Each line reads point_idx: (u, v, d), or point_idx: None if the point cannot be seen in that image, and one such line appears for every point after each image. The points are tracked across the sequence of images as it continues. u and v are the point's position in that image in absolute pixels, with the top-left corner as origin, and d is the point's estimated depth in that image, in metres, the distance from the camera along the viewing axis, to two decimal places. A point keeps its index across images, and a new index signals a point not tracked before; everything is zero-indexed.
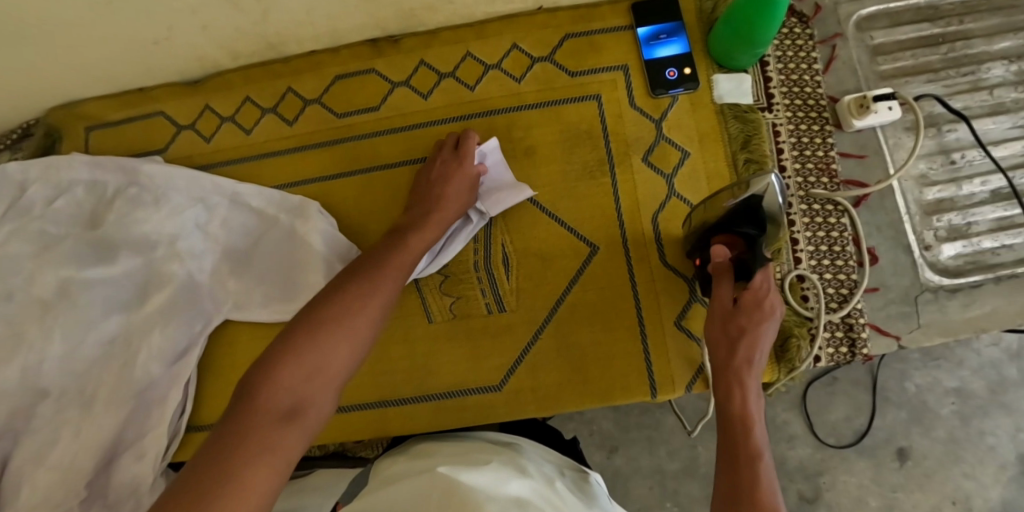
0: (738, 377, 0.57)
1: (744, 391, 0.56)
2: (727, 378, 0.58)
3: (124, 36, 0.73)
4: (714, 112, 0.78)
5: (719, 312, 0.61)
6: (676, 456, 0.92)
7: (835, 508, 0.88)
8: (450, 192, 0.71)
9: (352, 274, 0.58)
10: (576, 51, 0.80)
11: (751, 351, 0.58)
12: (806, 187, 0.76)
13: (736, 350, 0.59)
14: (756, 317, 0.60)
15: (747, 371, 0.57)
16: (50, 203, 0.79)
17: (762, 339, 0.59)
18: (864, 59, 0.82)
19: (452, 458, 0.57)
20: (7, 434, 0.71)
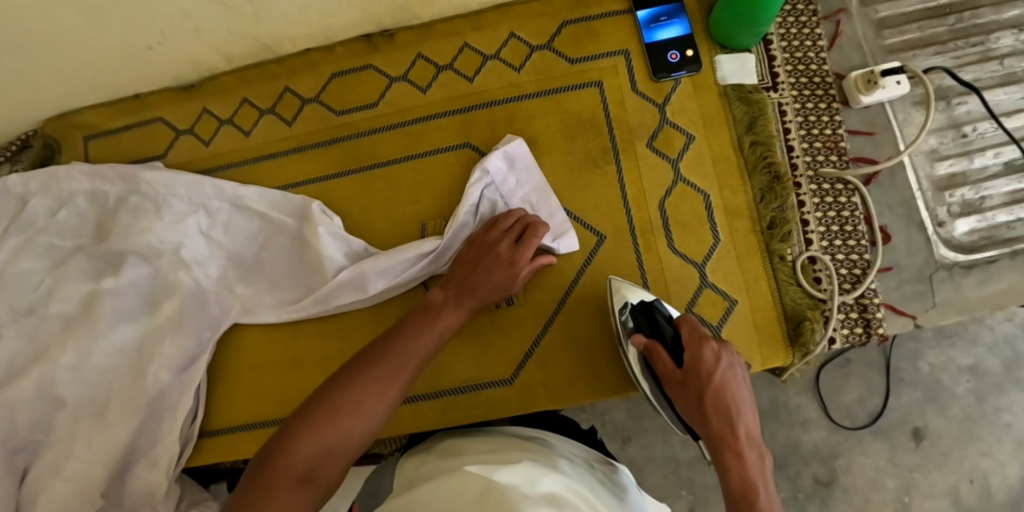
0: (728, 444, 0.54)
1: (739, 457, 0.53)
2: (719, 453, 0.54)
3: (117, 43, 0.72)
4: (719, 94, 0.76)
5: (674, 385, 0.60)
6: (689, 444, 0.91)
7: (851, 491, 0.87)
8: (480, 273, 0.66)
9: (371, 352, 0.57)
10: (574, 38, 0.79)
11: (724, 413, 0.55)
12: (815, 166, 0.75)
13: (710, 421, 0.56)
14: (707, 371, 0.57)
15: (733, 435, 0.54)
16: (53, 215, 0.79)
17: (731, 394, 0.56)
18: (870, 33, 0.80)
19: (476, 458, 0.55)
20: (26, 446, 0.72)
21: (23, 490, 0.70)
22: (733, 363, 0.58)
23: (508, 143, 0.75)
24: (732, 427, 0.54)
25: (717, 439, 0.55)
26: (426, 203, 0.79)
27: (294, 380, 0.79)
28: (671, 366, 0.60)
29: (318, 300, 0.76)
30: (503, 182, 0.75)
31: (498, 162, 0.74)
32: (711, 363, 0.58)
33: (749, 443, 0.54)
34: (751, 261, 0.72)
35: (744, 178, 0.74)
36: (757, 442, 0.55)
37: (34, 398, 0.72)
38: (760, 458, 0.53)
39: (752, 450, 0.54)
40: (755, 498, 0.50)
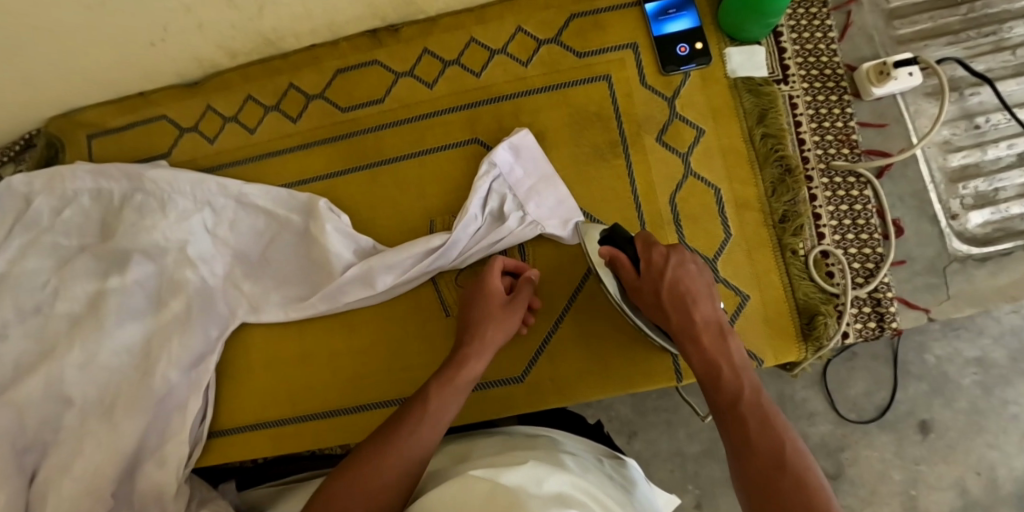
0: (691, 335, 0.57)
1: (701, 344, 0.56)
2: (683, 344, 0.57)
3: (119, 39, 0.71)
4: (728, 87, 0.75)
5: (634, 290, 0.62)
6: (695, 438, 0.91)
7: (858, 484, 0.87)
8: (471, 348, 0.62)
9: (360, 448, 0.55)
10: (581, 31, 0.78)
11: (683, 309, 0.58)
12: (826, 159, 0.74)
13: (670, 314, 0.58)
14: (659, 273, 0.59)
15: (692, 325, 0.57)
16: (57, 214, 0.78)
17: (684, 285, 0.58)
18: (881, 24, 0.79)
19: (479, 463, 0.54)
20: (34, 447, 0.71)
21: (31, 491, 0.70)
22: (682, 259, 0.60)
23: (516, 136, 0.74)
24: (692, 317, 0.57)
25: (681, 330, 0.57)
26: (434, 199, 0.78)
27: (302, 379, 0.78)
28: (630, 272, 0.62)
29: (328, 296, 0.75)
30: (510, 174, 0.73)
31: (504, 154, 0.73)
32: (660, 262, 0.60)
33: (708, 326, 0.57)
34: (762, 255, 0.72)
35: (755, 171, 0.73)
36: (720, 322, 0.58)
37: (42, 398, 0.72)
38: (724, 337, 0.56)
39: (716, 333, 0.56)
40: (719, 378, 0.53)
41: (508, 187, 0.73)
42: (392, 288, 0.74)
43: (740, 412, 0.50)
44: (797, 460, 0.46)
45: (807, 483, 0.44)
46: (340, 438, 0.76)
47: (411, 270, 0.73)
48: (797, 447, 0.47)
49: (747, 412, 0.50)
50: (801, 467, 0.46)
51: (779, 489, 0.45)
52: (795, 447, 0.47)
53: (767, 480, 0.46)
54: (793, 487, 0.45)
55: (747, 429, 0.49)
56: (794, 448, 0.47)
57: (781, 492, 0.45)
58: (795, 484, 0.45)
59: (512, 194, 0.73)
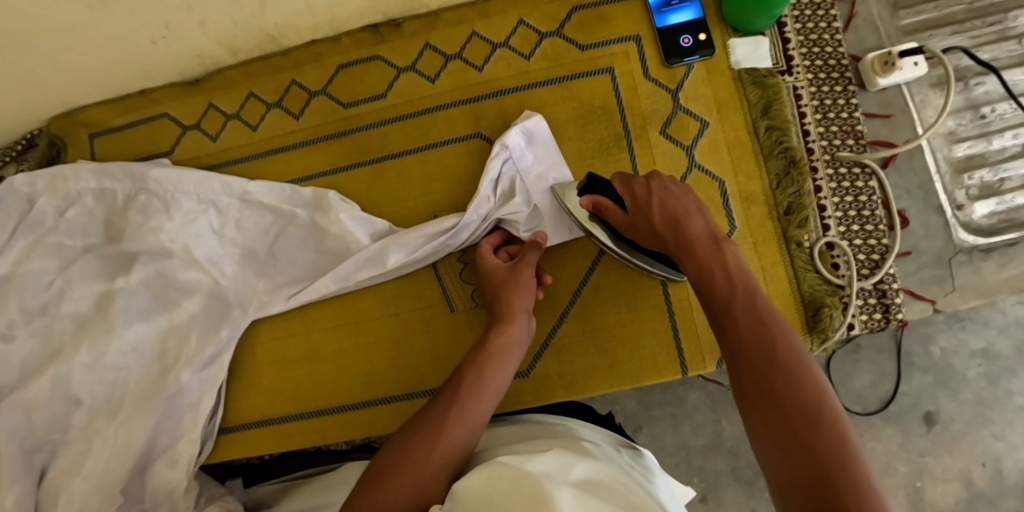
0: (684, 248, 0.56)
1: (691, 254, 0.55)
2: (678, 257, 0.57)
3: (120, 38, 0.71)
4: (732, 79, 0.75)
5: (633, 223, 0.62)
6: (700, 432, 0.91)
7: None
8: (502, 341, 0.61)
9: (400, 447, 0.52)
10: (584, 24, 0.78)
11: (673, 223, 0.58)
12: (831, 151, 0.74)
13: (665, 235, 0.58)
14: (645, 200, 0.61)
15: (683, 240, 0.57)
16: (61, 214, 0.78)
17: (674, 206, 0.59)
18: (886, 14, 0.78)
19: (504, 450, 0.55)
20: (43, 446, 0.72)
21: (41, 490, 0.70)
22: (666, 185, 0.61)
23: (526, 118, 0.74)
24: (686, 233, 0.57)
25: (677, 247, 0.57)
26: (437, 195, 0.78)
27: (307, 377, 0.78)
28: (620, 213, 0.63)
29: (340, 276, 0.75)
30: (520, 159, 0.73)
31: (516, 138, 0.73)
32: (644, 195, 0.61)
33: (702, 239, 0.56)
34: (767, 247, 0.71)
35: (760, 162, 0.73)
36: (716, 233, 0.56)
37: (50, 397, 0.72)
38: (718, 245, 0.55)
39: (709, 242, 0.55)
40: (711, 282, 0.52)
41: (518, 172, 0.73)
42: (400, 267, 0.74)
43: (732, 312, 0.49)
44: (788, 354, 0.44)
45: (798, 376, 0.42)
46: (346, 434, 0.76)
47: (421, 248, 0.73)
48: (791, 341, 0.45)
49: (740, 313, 0.48)
50: (794, 360, 0.43)
51: (769, 381, 0.43)
52: (788, 340, 0.45)
53: (758, 375, 0.44)
54: (783, 381, 0.42)
55: (739, 329, 0.47)
56: (786, 341, 0.45)
57: (771, 386, 0.43)
58: (784, 378, 0.42)
59: (522, 179, 0.73)
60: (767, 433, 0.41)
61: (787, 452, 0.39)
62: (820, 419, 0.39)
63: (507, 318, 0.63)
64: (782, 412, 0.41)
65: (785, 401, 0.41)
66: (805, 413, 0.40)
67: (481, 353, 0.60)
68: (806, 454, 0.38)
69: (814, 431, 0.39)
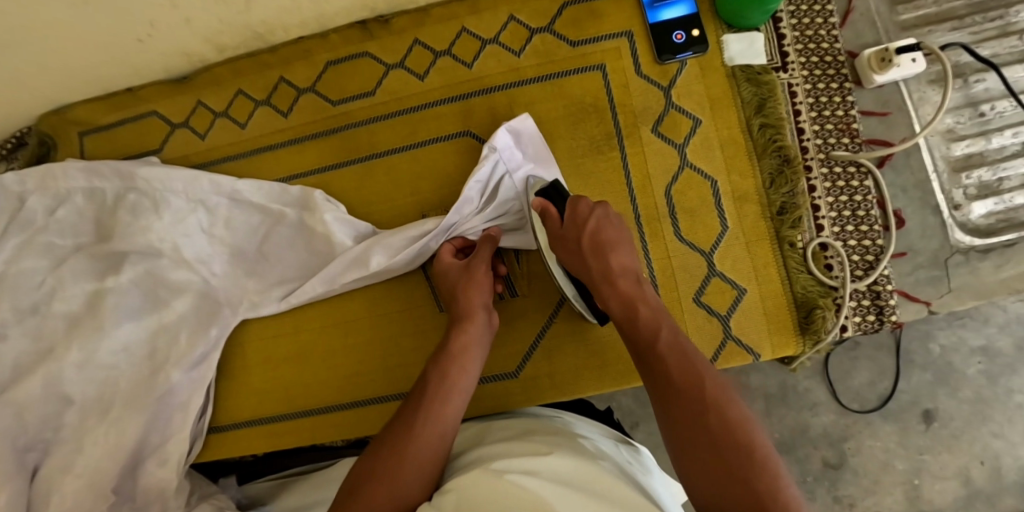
0: (609, 281, 0.59)
1: (616, 291, 0.58)
2: (600, 290, 0.59)
3: (105, 35, 0.70)
4: (725, 76, 0.74)
5: (565, 245, 0.62)
6: None
7: (861, 473, 0.87)
8: (462, 340, 0.62)
9: (375, 456, 0.52)
10: (575, 19, 0.76)
11: (600, 252, 0.60)
12: (826, 149, 0.73)
13: (590, 262, 0.60)
14: (581, 221, 0.61)
15: (610, 273, 0.59)
16: (52, 213, 0.78)
17: (605, 236, 0.60)
18: (884, 9, 0.77)
19: (492, 450, 0.55)
20: (35, 445, 0.72)
21: (33, 488, 0.70)
22: (605, 213, 0.62)
23: (517, 118, 0.72)
24: (608, 265, 0.59)
25: (600, 276, 0.59)
26: (426, 193, 0.77)
27: (297, 377, 0.78)
28: (557, 222, 0.63)
29: (326, 277, 0.74)
30: (509, 158, 0.71)
31: (504, 138, 0.71)
32: (587, 212, 0.62)
33: (625, 274, 0.59)
34: (760, 248, 0.70)
35: (752, 161, 0.72)
36: (636, 274, 0.60)
37: (43, 396, 0.72)
38: (639, 285, 0.58)
39: (632, 281, 0.58)
40: (636, 318, 0.55)
41: (506, 172, 0.71)
42: (385, 270, 0.73)
43: (658, 351, 0.51)
44: (716, 392, 0.46)
45: (727, 412, 0.45)
46: (336, 434, 0.76)
47: (404, 251, 0.71)
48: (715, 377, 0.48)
49: (666, 350, 0.51)
50: (723, 399, 0.46)
51: (701, 417, 0.45)
52: (713, 376, 0.48)
53: (686, 411, 0.46)
54: (711, 413, 0.45)
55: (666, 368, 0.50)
56: (709, 375, 0.48)
57: (701, 422, 0.45)
58: (715, 413, 0.45)
59: (511, 180, 0.71)
60: (703, 467, 0.43)
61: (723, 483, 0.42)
62: (754, 456, 0.42)
63: (466, 316, 0.64)
64: (716, 446, 0.43)
65: (719, 440, 0.43)
66: (735, 445, 0.43)
67: (443, 356, 0.60)
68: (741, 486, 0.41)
69: (747, 463, 0.42)
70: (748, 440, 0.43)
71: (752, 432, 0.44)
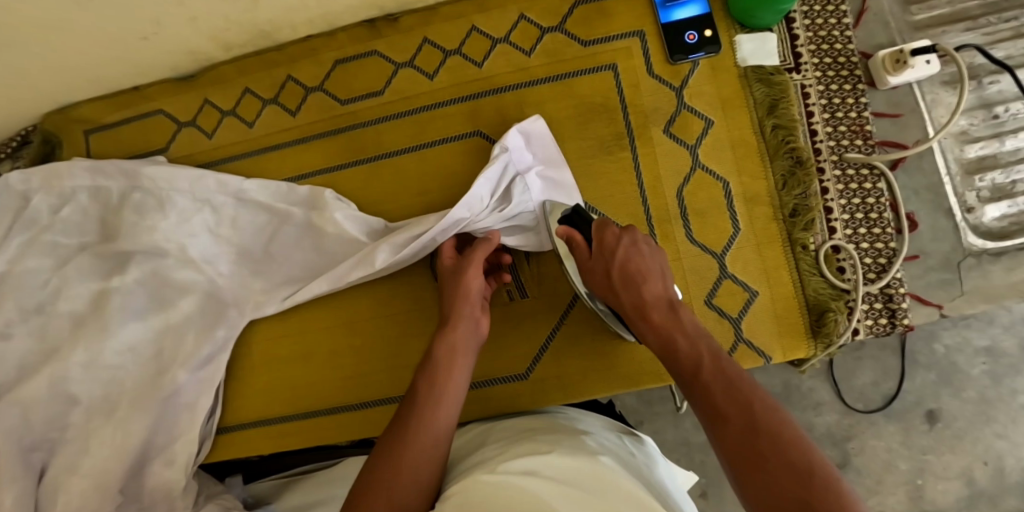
0: (643, 311, 0.56)
1: (652, 320, 0.55)
2: (638, 322, 0.57)
3: (110, 33, 0.69)
4: (738, 76, 0.73)
5: (596, 276, 0.61)
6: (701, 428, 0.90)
7: (864, 473, 0.87)
8: (451, 342, 0.61)
9: (372, 466, 0.50)
10: (586, 18, 0.75)
11: (630, 282, 0.58)
12: (839, 151, 0.72)
13: (622, 294, 0.58)
14: (608, 249, 0.60)
15: (644, 302, 0.56)
16: (56, 212, 0.77)
17: (635, 265, 0.58)
18: (898, 9, 0.76)
19: (495, 454, 0.54)
20: (41, 445, 0.72)
21: (40, 488, 0.70)
22: (635, 239, 0.60)
23: (528, 121, 0.72)
24: (640, 295, 0.57)
25: (635, 311, 0.57)
26: (435, 194, 0.76)
27: (303, 376, 0.78)
28: (586, 251, 0.63)
29: (332, 276, 0.73)
30: (519, 159, 0.70)
31: (515, 138, 0.70)
32: (614, 241, 0.60)
33: (660, 304, 0.56)
34: (772, 250, 0.70)
35: (765, 163, 0.71)
36: (675, 300, 0.56)
37: (48, 397, 0.72)
38: (675, 313, 0.55)
39: (668, 308, 0.55)
40: (674, 349, 0.52)
41: (516, 172, 0.70)
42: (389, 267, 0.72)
43: (702, 380, 0.47)
44: (766, 417, 0.42)
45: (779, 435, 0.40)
46: (343, 434, 0.76)
47: (407, 247, 0.69)
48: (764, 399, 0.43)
49: (710, 377, 0.47)
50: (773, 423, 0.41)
51: (753, 443, 0.41)
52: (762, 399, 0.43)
53: (737, 439, 0.42)
54: (765, 439, 0.40)
55: (711, 397, 0.46)
56: (760, 398, 0.43)
57: (754, 449, 0.40)
58: (767, 439, 0.40)
59: (520, 179, 0.69)
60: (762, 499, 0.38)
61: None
62: (813, 481, 0.37)
63: (454, 320, 0.63)
64: (772, 475, 0.38)
65: (773, 466, 0.39)
66: (794, 471, 0.38)
67: (431, 360, 0.59)
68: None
69: (811, 495, 0.36)
70: (809, 464, 0.38)
71: (813, 454, 0.39)
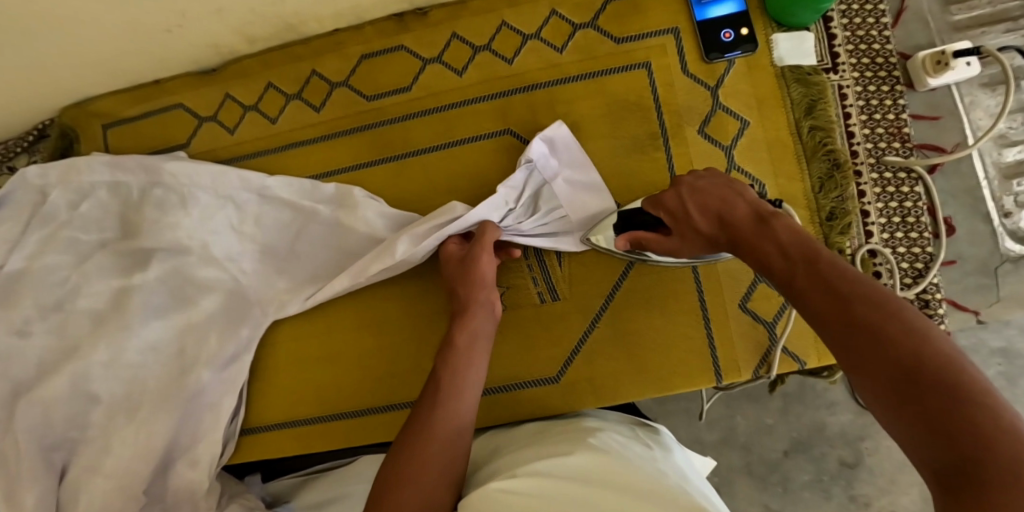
0: (731, 234, 0.51)
1: (741, 243, 0.50)
2: (732, 246, 0.52)
3: (133, 24, 0.67)
4: (775, 76, 0.72)
5: (678, 230, 0.57)
6: (714, 427, 0.89)
7: (877, 472, 0.86)
8: (467, 333, 0.61)
9: (393, 456, 0.53)
10: (619, 15, 0.74)
11: (713, 211, 0.53)
12: (877, 154, 0.71)
13: (707, 226, 0.54)
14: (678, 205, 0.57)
15: (732, 225, 0.51)
16: (75, 208, 0.75)
17: (711, 196, 0.54)
18: (936, 9, 0.75)
19: (513, 458, 0.56)
20: (63, 444, 0.70)
21: (62, 487, 0.69)
22: (699, 177, 0.56)
23: (551, 128, 0.70)
24: (726, 222, 0.52)
25: (727, 241, 0.52)
26: (464, 193, 0.75)
27: (325, 376, 0.77)
28: (662, 240, 0.61)
29: (355, 272, 0.71)
30: (544, 167, 0.70)
31: (540, 149, 0.69)
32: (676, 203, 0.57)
33: (748, 221, 0.50)
34: None
35: (802, 165, 0.70)
36: (763, 210, 0.50)
37: (69, 396, 0.70)
38: (767, 225, 0.49)
39: (754, 222, 0.50)
40: (772, 266, 0.47)
41: (543, 180, 0.70)
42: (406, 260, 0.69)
43: (801, 292, 0.43)
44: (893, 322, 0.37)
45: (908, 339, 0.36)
46: (369, 436, 0.75)
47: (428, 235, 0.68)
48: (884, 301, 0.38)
49: (809, 288, 0.43)
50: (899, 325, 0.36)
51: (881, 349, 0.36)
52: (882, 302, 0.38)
53: (846, 348, 0.38)
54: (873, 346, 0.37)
55: (815, 307, 0.42)
56: (867, 300, 0.39)
57: (864, 356, 0.37)
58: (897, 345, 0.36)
59: (549, 188, 0.70)
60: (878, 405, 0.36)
61: (901, 419, 0.34)
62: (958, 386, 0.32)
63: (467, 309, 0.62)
64: (885, 379, 0.35)
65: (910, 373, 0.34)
66: (907, 373, 0.34)
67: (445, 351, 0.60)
68: (920, 421, 0.32)
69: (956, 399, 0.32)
70: (925, 361, 0.34)
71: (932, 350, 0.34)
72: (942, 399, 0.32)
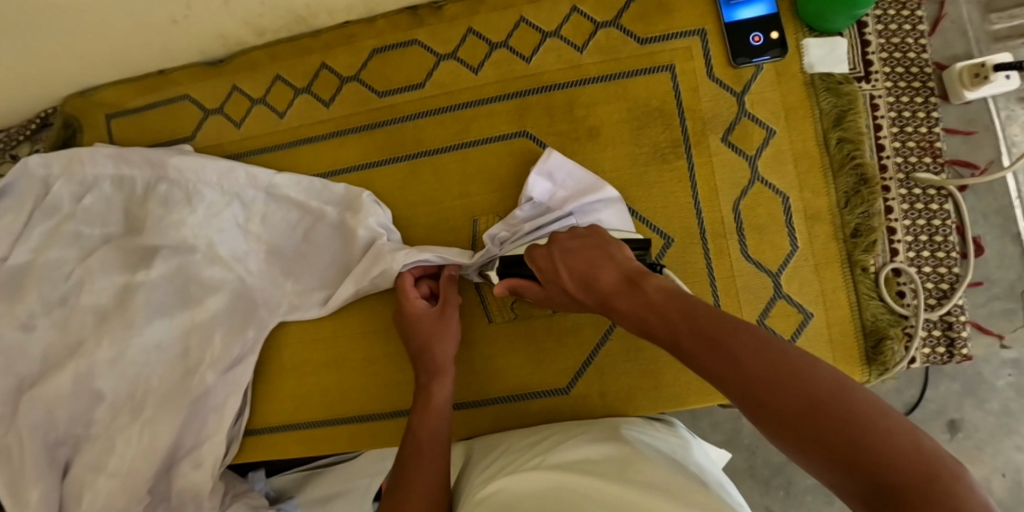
0: (607, 296, 0.47)
1: (617, 305, 0.46)
2: (610, 309, 0.47)
3: (139, 14, 0.64)
4: (804, 84, 0.69)
5: (562, 290, 0.53)
6: (718, 429, 0.87)
7: None
8: (438, 397, 0.62)
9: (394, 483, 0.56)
10: (643, 14, 0.71)
11: (587, 275, 0.49)
12: (907, 169, 0.68)
13: (587, 287, 0.49)
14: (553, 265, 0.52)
15: (607, 286, 0.47)
16: (79, 201, 0.73)
17: (585, 255, 0.50)
18: (976, 17, 0.71)
19: (521, 451, 0.57)
20: (66, 441, 0.69)
21: (65, 484, 0.68)
22: (570, 238, 0.53)
23: (544, 159, 0.68)
24: (601, 285, 0.48)
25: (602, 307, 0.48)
26: (476, 197, 0.72)
27: (332, 376, 0.76)
28: (536, 286, 0.57)
29: (357, 277, 0.69)
30: (552, 200, 0.67)
31: (540, 185, 0.67)
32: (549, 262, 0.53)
33: (618, 284, 0.47)
34: (829, 271, 0.67)
35: (827, 179, 0.68)
36: (631, 270, 0.47)
37: (71, 393, 0.69)
38: (637, 285, 0.45)
39: (624, 285, 0.46)
40: (650, 328, 0.43)
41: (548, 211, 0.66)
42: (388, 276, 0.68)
43: (686, 355, 0.39)
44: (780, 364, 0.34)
45: (794, 378, 0.33)
46: (377, 439, 0.74)
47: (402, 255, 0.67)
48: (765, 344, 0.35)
49: (690, 347, 0.38)
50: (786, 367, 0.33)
51: (773, 399, 0.33)
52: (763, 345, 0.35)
53: (745, 404, 0.34)
54: (765, 395, 0.33)
55: (701, 367, 0.37)
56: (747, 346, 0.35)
57: (759, 408, 0.33)
58: (788, 387, 0.32)
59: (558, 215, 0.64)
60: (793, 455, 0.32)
61: (819, 466, 0.30)
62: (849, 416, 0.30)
63: (439, 372, 0.63)
64: (788, 429, 0.32)
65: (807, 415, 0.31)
66: (806, 417, 0.31)
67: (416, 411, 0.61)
68: (835, 465, 0.29)
69: (854, 433, 0.29)
70: (820, 398, 0.31)
71: (821, 384, 0.32)
72: (847, 436, 0.29)
